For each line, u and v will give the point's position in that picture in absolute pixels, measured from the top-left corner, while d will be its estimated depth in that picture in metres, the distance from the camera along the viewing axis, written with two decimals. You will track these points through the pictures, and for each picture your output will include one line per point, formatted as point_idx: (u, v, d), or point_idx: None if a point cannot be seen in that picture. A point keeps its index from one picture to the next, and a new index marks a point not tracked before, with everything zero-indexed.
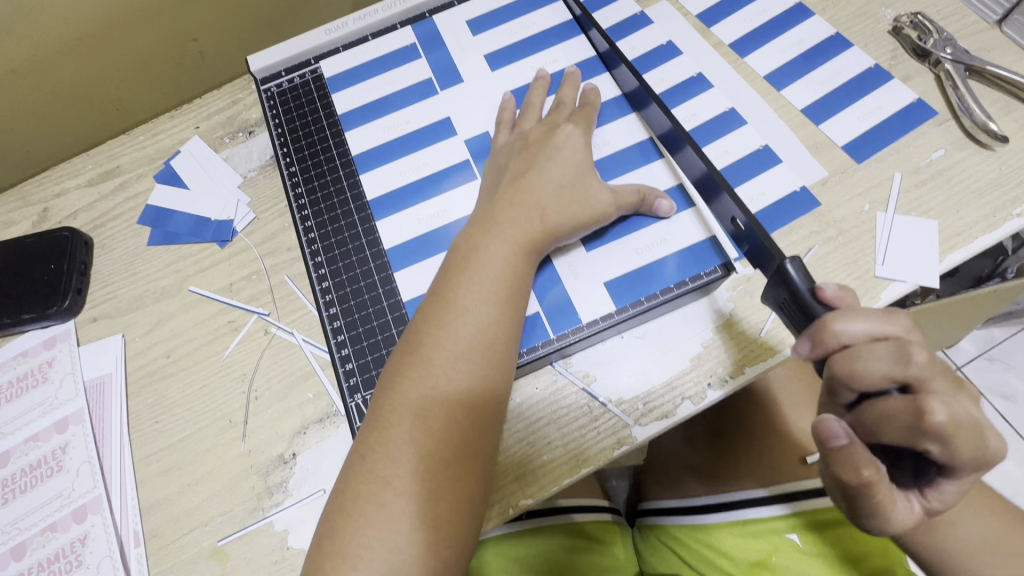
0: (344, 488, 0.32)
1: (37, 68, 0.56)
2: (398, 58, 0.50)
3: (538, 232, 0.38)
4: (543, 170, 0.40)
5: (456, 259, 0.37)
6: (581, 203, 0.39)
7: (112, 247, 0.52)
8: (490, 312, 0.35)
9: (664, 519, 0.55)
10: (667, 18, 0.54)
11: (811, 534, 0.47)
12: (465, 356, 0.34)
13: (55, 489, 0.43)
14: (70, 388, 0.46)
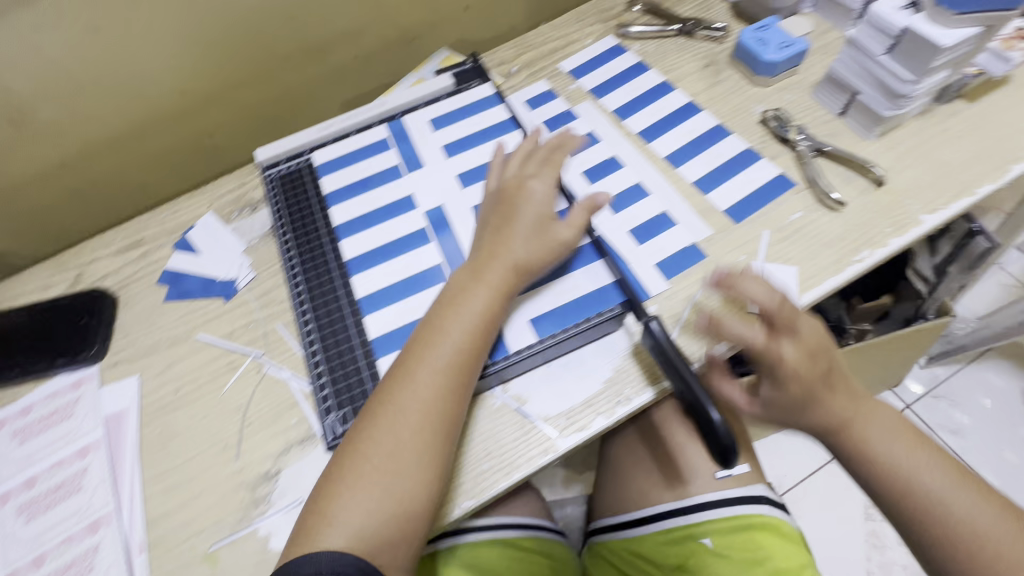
0: (340, 461, 0.44)
1: (83, 161, 0.70)
2: (373, 149, 0.63)
3: (507, 278, 0.49)
4: (515, 231, 0.52)
5: (449, 295, 0.49)
6: (539, 255, 0.51)
7: (134, 304, 0.62)
8: (463, 340, 0.47)
9: (604, 536, 0.65)
10: (590, 114, 0.68)
11: (720, 539, 0.56)
12: (441, 368, 0.45)
13: (74, 506, 0.51)
14: (92, 421, 0.55)
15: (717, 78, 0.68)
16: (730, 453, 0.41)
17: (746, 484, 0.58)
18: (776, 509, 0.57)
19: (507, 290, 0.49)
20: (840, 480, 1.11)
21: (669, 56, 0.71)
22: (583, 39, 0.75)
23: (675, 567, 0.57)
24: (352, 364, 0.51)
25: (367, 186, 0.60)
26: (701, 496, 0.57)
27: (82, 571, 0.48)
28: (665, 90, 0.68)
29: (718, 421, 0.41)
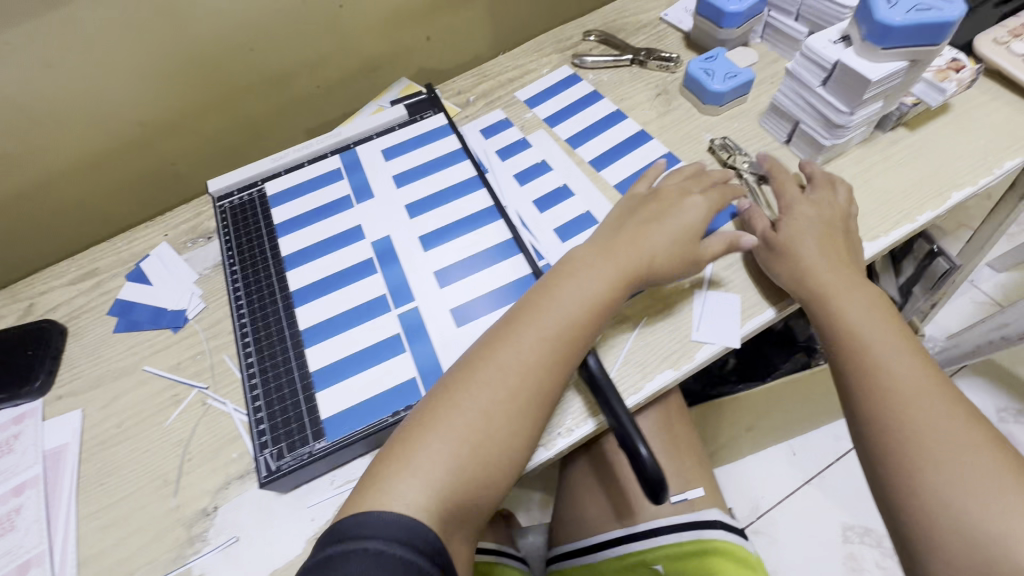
0: (429, 406, 0.44)
1: (40, 191, 0.70)
2: (326, 179, 0.63)
3: (625, 262, 0.49)
4: (669, 214, 0.52)
5: (565, 267, 0.50)
6: (660, 243, 0.51)
7: (83, 335, 0.62)
8: (578, 314, 0.46)
9: (561, 564, 0.64)
10: (543, 142, 0.69)
11: (670, 565, 0.55)
12: (550, 339, 0.45)
13: (5, 546, 0.49)
14: (31, 456, 0.54)
15: (668, 107, 0.70)
16: (657, 489, 0.40)
17: (701, 508, 0.58)
18: (730, 534, 0.56)
19: (629, 276, 0.49)
20: (817, 502, 1.10)
21: (623, 85, 0.73)
22: (539, 69, 0.77)
23: None
24: (292, 397, 0.50)
25: (316, 217, 0.61)
26: (650, 521, 0.57)
27: None
28: (618, 118, 0.69)
29: (646, 457, 0.41)
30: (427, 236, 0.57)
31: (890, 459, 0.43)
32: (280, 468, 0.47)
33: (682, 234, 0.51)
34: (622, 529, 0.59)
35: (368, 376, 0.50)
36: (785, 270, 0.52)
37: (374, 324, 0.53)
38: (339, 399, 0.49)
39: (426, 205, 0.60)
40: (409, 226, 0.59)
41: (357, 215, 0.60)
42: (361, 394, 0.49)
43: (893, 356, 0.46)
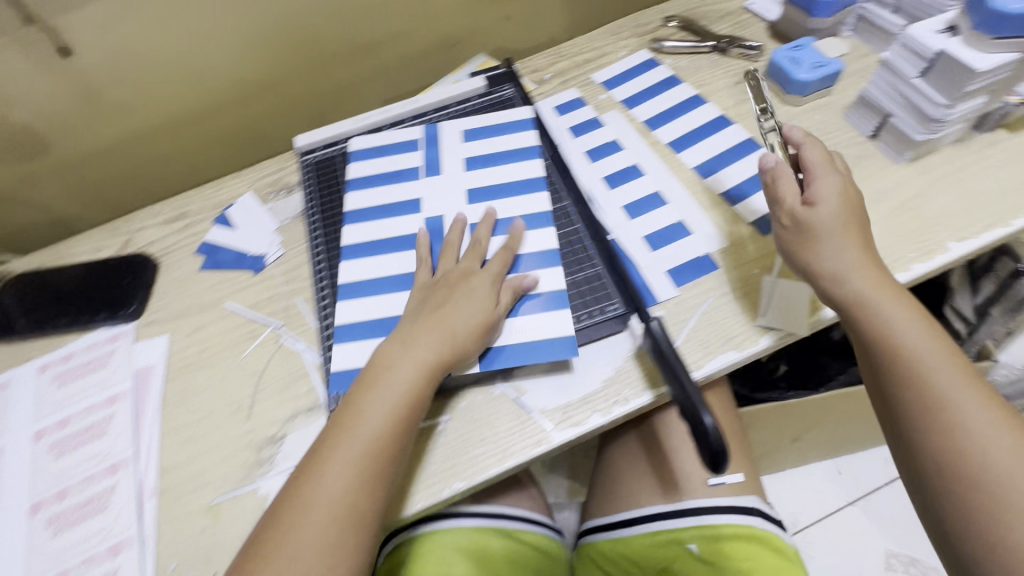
0: (246, 556, 0.42)
1: (143, 137, 0.76)
2: (399, 149, 0.66)
3: (431, 358, 0.47)
4: (460, 296, 0.50)
5: (371, 370, 0.48)
6: (460, 328, 0.49)
7: (172, 270, 0.67)
8: (382, 425, 0.45)
9: (592, 536, 0.65)
10: (617, 123, 0.69)
11: (706, 545, 0.56)
12: (354, 455, 0.44)
13: (98, 449, 0.55)
14: (123, 372, 0.59)
15: (747, 95, 0.69)
16: (721, 457, 0.40)
17: (738, 493, 0.59)
18: (768, 523, 0.57)
19: (437, 366, 0.47)
20: (859, 526, 1.06)
21: (702, 71, 0.72)
22: (617, 52, 0.77)
23: (658, 569, 0.57)
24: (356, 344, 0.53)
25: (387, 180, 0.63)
26: (688, 501, 0.58)
27: (98, 508, 0.51)
28: (696, 104, 0.69)
29: (709, 424, 0.40)
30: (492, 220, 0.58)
31: (960, 505, 0.41)
32: None
33: (476, 326, 0.49)
34: (664, 504, 0.59)
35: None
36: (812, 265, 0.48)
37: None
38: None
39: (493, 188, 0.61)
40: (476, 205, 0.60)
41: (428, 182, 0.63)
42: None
43: (963, 395, 0.42)
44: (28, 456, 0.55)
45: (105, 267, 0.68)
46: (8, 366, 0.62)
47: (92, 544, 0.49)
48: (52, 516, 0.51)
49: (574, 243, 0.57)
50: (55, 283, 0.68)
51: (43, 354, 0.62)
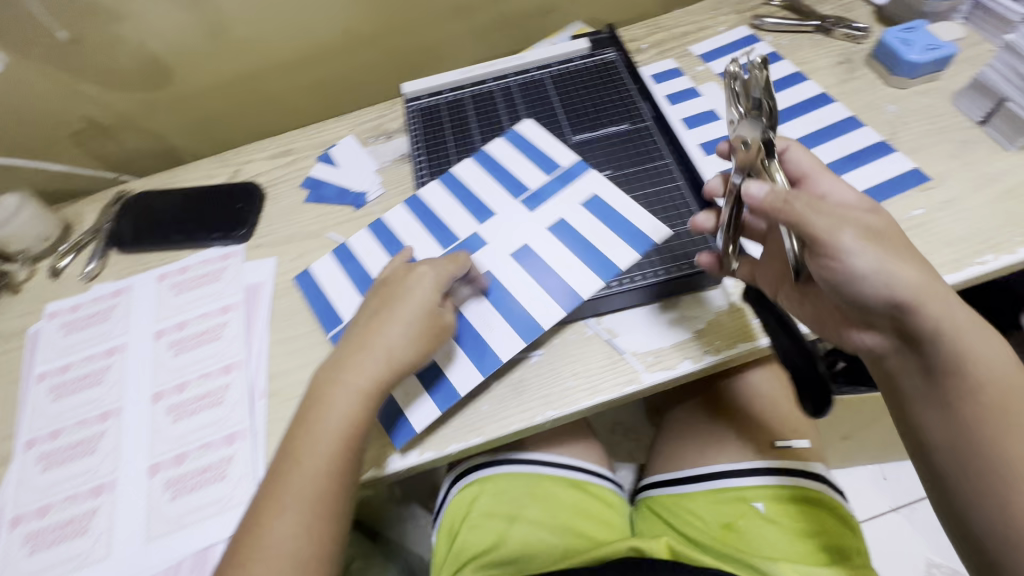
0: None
1: (254, 77, 0.81)
2: (517, 154, 0.63)
3: (364, 385, 0.47)
4: (393, 324, 0.49)
5: (314, 398, 0.48)
6: (394, 351, 0.48)
7: (278, 201, 0.71)
8: (325, 458, 0.45)
9: (653, 491, 0.68)
10: (714, 94, 0.70)
11: (773, 505, 0.59)
12: (309, 489, 0.44)
13: (212, 350, 0.59)
14: (235, 286, 0.64)
15: (849, 76, 0.69)
16: (827, 405, 0.44)
17: (803, 458, 0.62)
18: (832, 492, 0.60)
19: (373, 390, 0.47)
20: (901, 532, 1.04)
21: (803, 50, 0.72)
22: (716, 26, 0.78)
23: (724, 524, 0.59)
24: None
25: (501, 179, 0.61)
26: (759, 461, 0.62)
27: (213, 401, 0.56)
28: (797, 80, 0.70)
29: (824, 376, 0.45)
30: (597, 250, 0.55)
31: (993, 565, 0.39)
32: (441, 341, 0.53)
33: (405, 354, 0.48)
34: (742, 462, 0.62)
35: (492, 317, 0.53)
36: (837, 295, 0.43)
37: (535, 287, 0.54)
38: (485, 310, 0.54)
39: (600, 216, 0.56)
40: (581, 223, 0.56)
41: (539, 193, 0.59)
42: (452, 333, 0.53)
43: None
44: (150, 351, 0.60)
45: (218, 193, 0.73)
46: (130, 273, 0.68)
47: (209, 432, 0.54)
48: (172, 405, 0.56)
49: (678, 204, 0.58)
50: (172, 203, 0.73)
51: (162, 265, 0.67)
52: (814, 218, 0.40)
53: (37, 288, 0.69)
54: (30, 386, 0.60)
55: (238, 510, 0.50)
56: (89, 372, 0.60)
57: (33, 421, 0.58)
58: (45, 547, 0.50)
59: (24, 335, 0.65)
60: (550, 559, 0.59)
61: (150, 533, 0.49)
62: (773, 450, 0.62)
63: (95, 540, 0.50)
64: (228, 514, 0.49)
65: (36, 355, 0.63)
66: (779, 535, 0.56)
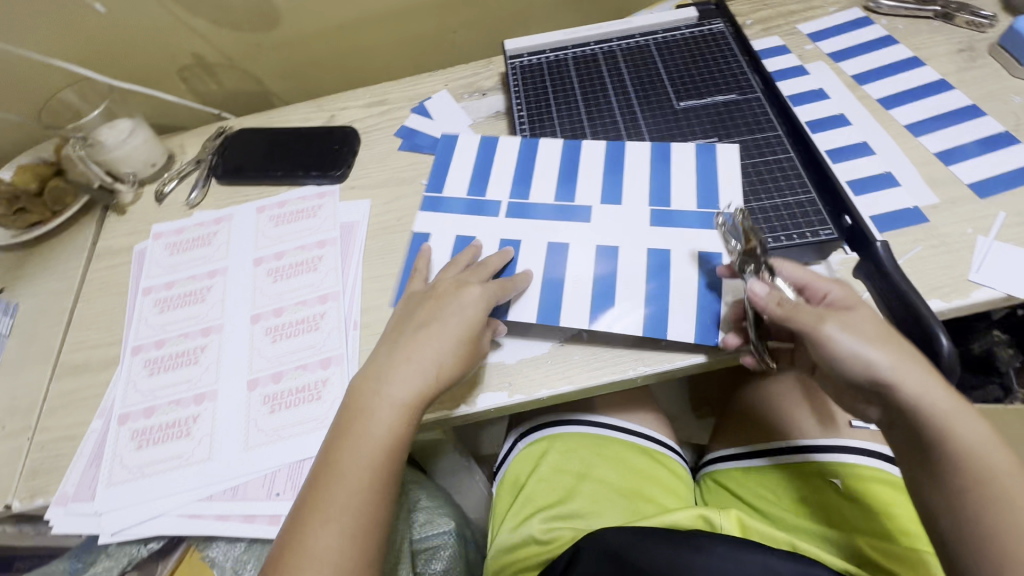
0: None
1: (355, 27, 0.82)
2: (686, 155, 0.58)
3: (404, 399, 0.46)
4: (434, 343, 0.47)
5: (351, 414, 0.46)
6: (442, 364, 0.47)
7: (373, 147, 0.73)
8: (366, 475, 0.44)
9: (720, 465, 0.68)
10: (822, 73, 0.68)
11: (851, 483, 0.58)
12: (347, 506, 0.43)
13: (308, 281, 0.61)
14: (331, 224, 0.66)
15: (971, 64, 0.66)
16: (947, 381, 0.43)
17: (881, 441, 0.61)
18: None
19: (415, 406, 0.46)
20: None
21: (921, 35, 0.70)
22: (826, 7, 0.75)
23: (797, 499, 0.60)
24: (540, 223, 0.56)
25: (651, 169, 0.58)
26: (838, 439, 0.61)
27: (310, 327, 0.58)
28: (914, 65, 0.67)
29: (946, 347, 0.42)
30: (702, 268, 0.51)
31: None
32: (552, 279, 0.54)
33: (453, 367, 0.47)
34: (820, 439, 0.61)
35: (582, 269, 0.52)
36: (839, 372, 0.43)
37: (628, 276, 0.51)
38: (584, 258, 0.53)
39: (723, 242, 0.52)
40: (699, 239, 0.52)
41: (684, 195, 0.55)
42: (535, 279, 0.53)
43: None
44: (250, 275, 0.63)
45: (316, 134, 0.75)
46: (230, 203, 0.71)
47: (305, 354, 0.56)
48: (270, 326, 0.59)
49: (788, 170, 0.56)
50: (271, 141, 0.75)
51: (261, 199, 0.70)
52: (797, 316, 0.43)
53: (143, 210, 0.72)
54: (137, 298, 0.64)
55: None
56: (192, 290, 0.63)
57: (139, 329, 0.61)
58: (151, 444, 0.53)
59: (132, 252, 0.69)
60: (616, 520, 0.59)
61: (249, 442, 0.52)
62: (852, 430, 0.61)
63: (197, 443, 0.53)
64: (324, 432, 0.51)
65: (143, 271, 0.66)
66: (857, 512, 0.56)
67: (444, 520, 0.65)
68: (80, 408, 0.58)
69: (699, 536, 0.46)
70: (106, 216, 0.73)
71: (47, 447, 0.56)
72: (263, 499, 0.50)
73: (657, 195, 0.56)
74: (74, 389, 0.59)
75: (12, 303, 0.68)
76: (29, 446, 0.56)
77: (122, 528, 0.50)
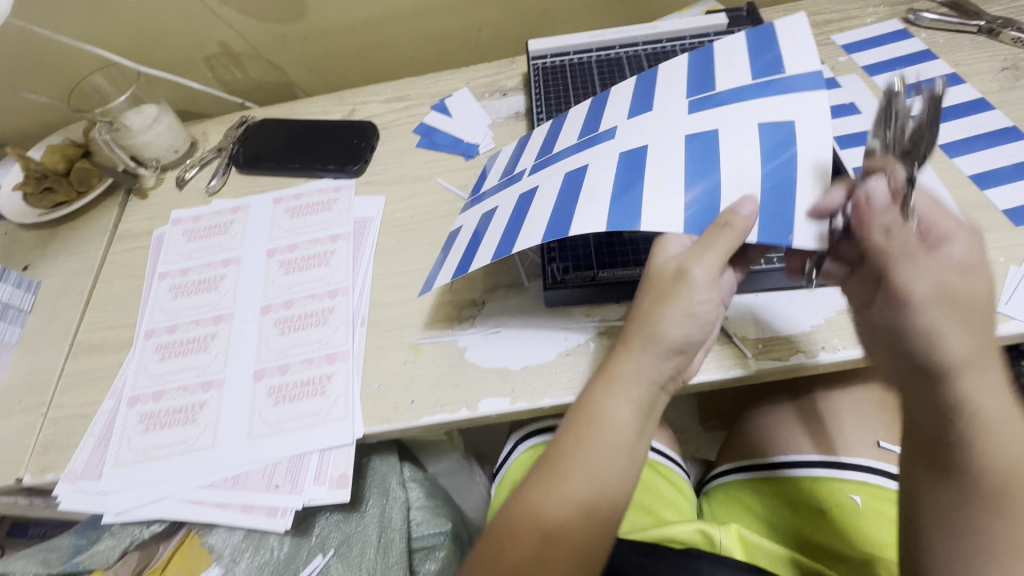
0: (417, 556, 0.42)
1: (380, 21, 0.82)
2: (732, 40, 0.51)
3: (633, 387, 0.42)
4: (670, 323, 0.41)
5: (582, 411, 0.43)
6: (679, 340, 0.42)
7: (392, 143, 0.73)
8: (605, 456, 0.41)
9: (728, 476, 0.65)
10: (855, 87, 0.66)
11: (869, 502, 0.56)
12: (579, 487, 0.41)
13: (321, 275, 0.62)
14: (345, 218, 0.66)
15: (1015, 84, 0.63)
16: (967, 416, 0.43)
17: None
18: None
19: (647, 386, 0.42)
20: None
21: (963, 51, 0.67)
22: (863, 17, 0.73)
23: (812, 512, 0.57)
24: (553, 168, 0.51)
25: (689, 70, 0.51)
26: (849, 457, 0.59)
27: (318, 321, 0.58)
28: (953, 82, 0.64)
29: None
30: (763, 140, 0.43)
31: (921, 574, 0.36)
32: (563, 281, 0.53)
33: (685, 346, 0.42)
34: (816, 454, 0.61)
35: (600, 179, 0.46)
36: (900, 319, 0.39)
37: (660, 167, 0.44)
38: (599, 190, 0.45)
39: (790, 111, 0.43)
40: (760, 111, 0.44)
41: (732, 79, 0.48)
42: (542, 214, 0.46)
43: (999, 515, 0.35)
44: (263, 266, 0.63)
45: (336, 128, 0.75)
46: (248, 193, 0.71)
47: (312, 348, 0.56)
48: (280, 318, 0.59)
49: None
50: (292, 132, 0.76)
51: (279, 190, 0.71)
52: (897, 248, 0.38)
53: (164, 195, 0.74)
54: (153, 282, 0.65)
55: (336, 425, 0.51)
56: (206, 278, 0.64)
57: (153, 314, 0.62)
58: (158, 428, 0.54)
59: (151, 237, 0.70)
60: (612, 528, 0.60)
61: (253, 432, 0.52)
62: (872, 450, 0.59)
63: (203, 430, 0.53)
64: (325, 428, 0.51)
65: (160, 256, 0.67)
66: (872, 533, 0.54)
67: (442, 520, 0.65)
68: (92, 387, 0.59)
69: (696, 560, 0.45)
70: (128, 199, 0.75)
71: (59, 424, 0.57)
72: (262, 490, 0.50)
73: (695, 87, 0.49)
74: (88, 369, 0.61)
75: (34, 279, 0.70)
76: (42, 421, 0.58)
77: (125, 509, 0.51)
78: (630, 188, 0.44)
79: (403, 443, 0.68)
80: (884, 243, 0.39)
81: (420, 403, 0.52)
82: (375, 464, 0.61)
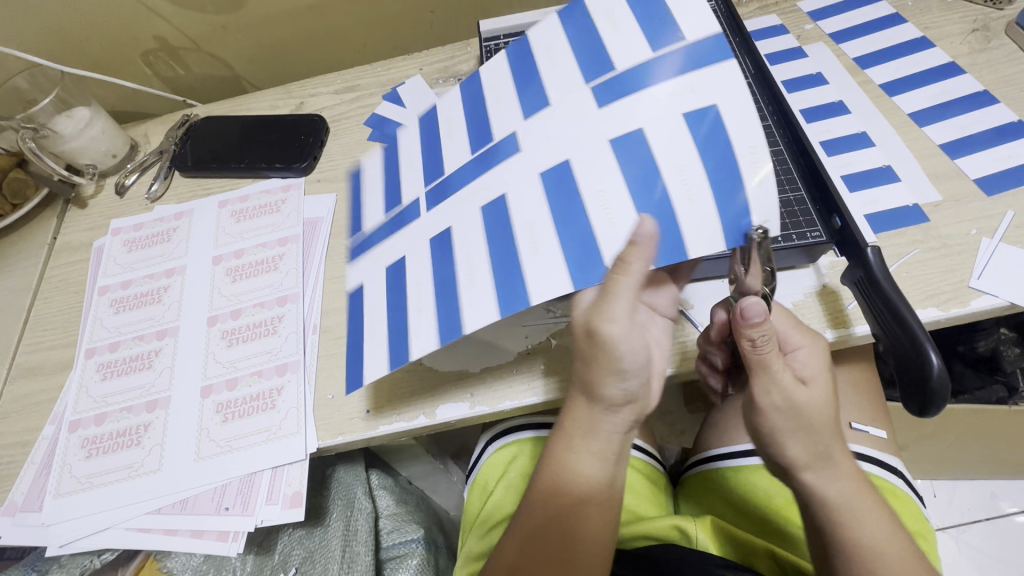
0: None
1: (325, 7, 0.78)
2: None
3: (593, 443, 0.41)
4: (606, 377, 0.38)
5: (548, 467, 0.43)
6: (627, 389, 0.39)
7: (341, 137, 0.69)
8: (579, 509, 0.42)
9: (703, 465, 0.63)
10: (821, 56, 0.63)
11: None
12: (559, 544, 0.43)
13: (269, 281, 0.58)
14: (293, 219, 0.63)
15: (985, 45, 0.60)
16: (940, 406, 0.41)
17: (878, 448, 0.57)
18: (906, 486, 0.56)
19: (607, 437, 0.41)
20: (988, 545, 0.88)
21: (933, 13, 0.64)
22: None
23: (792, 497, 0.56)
24: (463, 191, 0.45)
25: (574, 51, 0.45)
26: None
27: (267, 331, 0.55)
28: (922, 46, 0.62)
29: (937, 365, 0.39)
30: (691, 132, 0.38)
31: None
32: None
33: (630, 395, 0.40)
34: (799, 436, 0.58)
35: (536, 212, 0.41)
36: (776, 419, 0.41)
37: (600, 189, 0.39)
38: (529, 215, 0.41)
39: (712, 84, 0.38)
40: (674, 88, 0.39)
41: (629, 54, 0.41)
42: (481, 272, 0.42)
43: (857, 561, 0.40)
44: (207, 274, 0.60)
45: (282, 122, 0.71)
46: (192, 197, 0.68)
47: (261, 361, 0.53)
48: (226, 330, 0.56)
49: (777, 165, 0.51)
50: (237, 129, 0.71)
51: (223, 192, 0.67)
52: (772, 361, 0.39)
53: (104, 203, 0.70)
54: (93, 298, 0.61)
55: (285, 442, 0.49)
56: (149, 290, 0.60)
57: (94, 331, 0.59)
58: (100, 453, 0.51)
59: (92, 248, 0.66)
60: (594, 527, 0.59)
61: (200, 453, 0.50)
62: (849, 433, 0.57)
63: (148, 453, 0.51)
64: (276, 444, 0.49)
65: (100, 269, 0.64)
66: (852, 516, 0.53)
67: (412, 527, 0.63)
68: (32, 414, 0.56)
69: None
70: (67, 209, 0.71)
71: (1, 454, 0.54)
72: (212, 514, 0.48)
73: (591, 68, 0.43)
74: (27, 393, 0.57)
75: None
76: None
77: (69, 542, 0.48)
78: (574, 223, 0.40)
79: (371, 453, 0.66)
80: (753, 354, 0.39)
81: (376, 412, 0.49)
82: (340, 474, 0.60)
